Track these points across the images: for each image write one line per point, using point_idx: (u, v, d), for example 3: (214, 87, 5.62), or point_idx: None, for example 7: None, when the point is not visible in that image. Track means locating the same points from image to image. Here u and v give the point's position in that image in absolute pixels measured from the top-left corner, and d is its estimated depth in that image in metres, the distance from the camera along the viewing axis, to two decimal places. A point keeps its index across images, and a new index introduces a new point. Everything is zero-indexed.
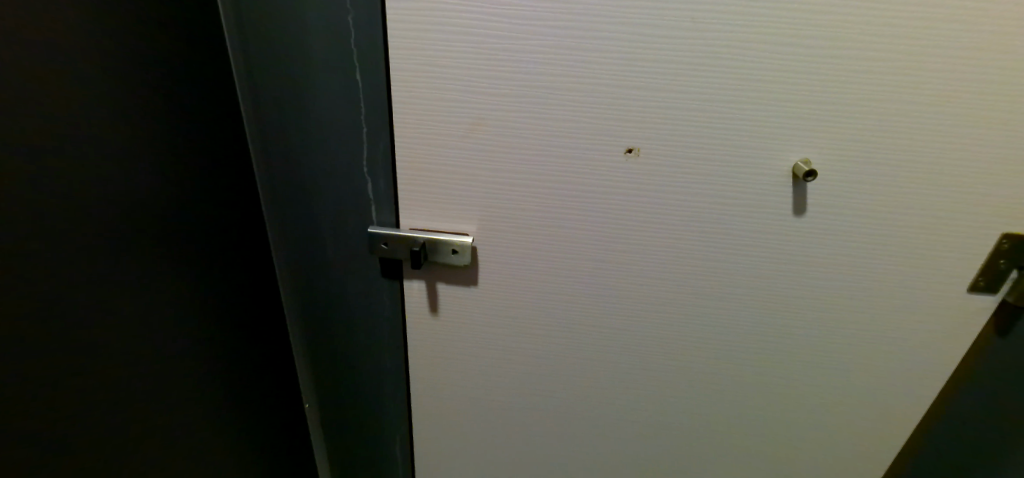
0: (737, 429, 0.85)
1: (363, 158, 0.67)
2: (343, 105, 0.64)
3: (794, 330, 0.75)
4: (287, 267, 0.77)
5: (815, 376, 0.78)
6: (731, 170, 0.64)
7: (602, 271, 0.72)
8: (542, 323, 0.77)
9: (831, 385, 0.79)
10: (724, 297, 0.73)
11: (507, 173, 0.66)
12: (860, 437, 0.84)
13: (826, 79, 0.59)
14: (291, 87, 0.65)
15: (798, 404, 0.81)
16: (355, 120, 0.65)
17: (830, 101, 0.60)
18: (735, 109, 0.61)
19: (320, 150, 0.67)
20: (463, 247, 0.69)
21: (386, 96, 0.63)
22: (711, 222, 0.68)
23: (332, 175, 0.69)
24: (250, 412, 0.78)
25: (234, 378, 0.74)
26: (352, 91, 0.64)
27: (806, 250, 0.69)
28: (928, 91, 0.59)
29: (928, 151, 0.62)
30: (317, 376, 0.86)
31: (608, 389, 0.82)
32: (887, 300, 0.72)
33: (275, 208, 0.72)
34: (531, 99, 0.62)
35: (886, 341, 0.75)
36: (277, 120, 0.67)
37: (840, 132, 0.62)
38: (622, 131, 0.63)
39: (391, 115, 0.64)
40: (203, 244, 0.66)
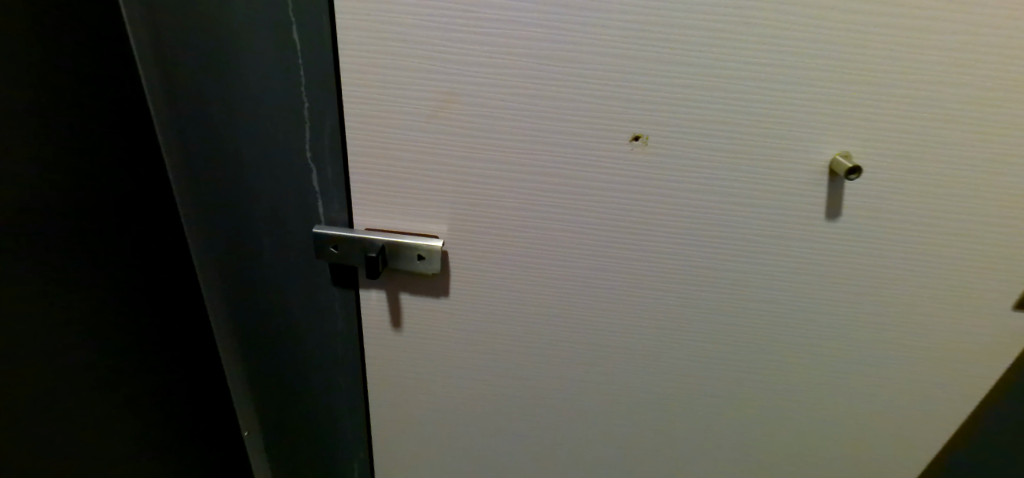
0: (739, 456, 0.75)
1: (307, 144, 0.54)
2: (279, 77, 0.51)
3: (812, 349, 0.65)
4: (212, 272, 0.64)
5: (830, 396, 0.69)
6: (756, 164, 0.54)
7: (596, 281, 0.61)
8: (523, 338, 0.66)
9: (847, 406, 0.70)
10: (734, 312, 0.63)
11: (486, 163, 0.54)
12: (873, 461, 0.75)
13: (882, 56, 0.48)
14: (210, 51, 0.51)
15: (807, 427, 0.72)
16: (295, 96, 0.52)
17: (883, 85, 0.49)
18: (767, 88, 0.50)
19: (251, 132, 0.54)
20: (431, 252, 0.57)
21: (333, 67, 0.50)
22: (727, 224, 0.57)
23: (268, 163, 0.55)
24: (173, 425, 0.66)
25: (145, 401, 0.62)
26: (290, 59, 0.50)
27: (834, 260, 0.58)
28: (1004, 76, 0.48)
29: (994, 149, 0.51)
30: (257, 396, 0.74)
31: (597, 409, 0.71)
32: (920, 316, 0.62)
33: (195, 202, 0.59)
34: (516, 70, 0.50)
35: (913, 361, 0.66)
36: (195, 92, 0.53)
37: (891, 123, 0.51)
38: (628, 114, 0.51)
39: (340, 90, 0.51)
40: (103, 228, 0.54)
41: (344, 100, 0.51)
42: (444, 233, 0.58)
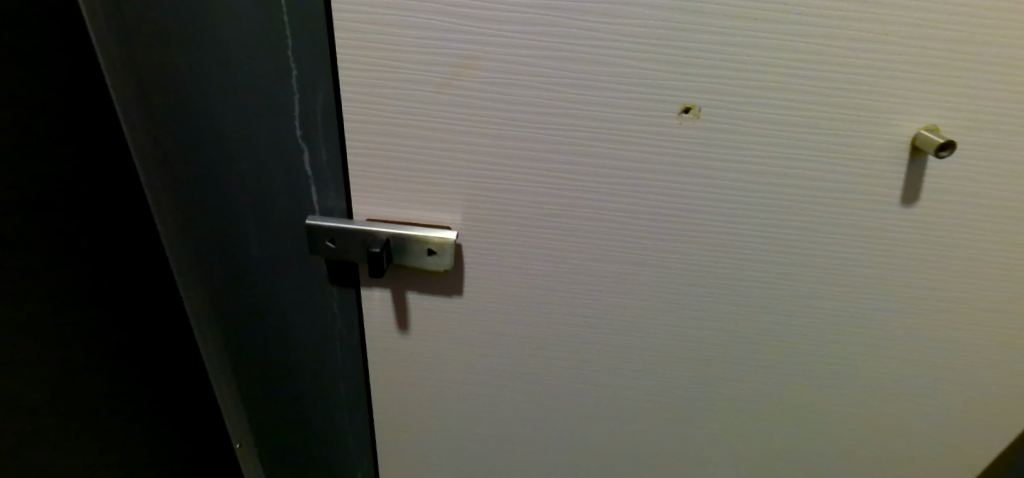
0: (778, 465, 0.68)
1: (297, 121, 0.46)
2: (262, 40, 0.43)
3: (872, 352, 0.58)
4: (193, 269, 0.56)
5: (886, 402, 0.62)
6: (826, 142, 0.45)
7: (630, 279, 0.53)
8: (544, 341, 0.58)
9: (904, 413, 0.63)
10: (787, 313, 0.55)
11: (506, 142, 0.45)
12: (925, 469, 0.69)
13: (997, 8, 0.39)
14: (179, 11, 0.43)
15: (857, 436, 0.65)
16: (281, 64, 0.44)
17: (993, 45, 0.40)
18: (850, 48, 0.41)
19: (231, 106, 0.46)
20: (443, 246, 0.50)
21: (326, 29, 0.42)
22: (787, 215, 0.49)
23: (252, 143, 0.47)
24: (141, 428, 0.59)
25: (116, 403, 0.56)
26: (275, 20, 0.42)
27: (908, 253, 0.50)
28: None
29: None
30: (247, 402, 0.67)
31: (625, 417, 0.64)
32: (999, 315, 0.55)
33: (170, 191, 0.51)
34: (544, 30, 0.41)
35: (983, 363, 0.59)
36: (164, 58, 0.45)
37: (996, 93, 0.42)
38: (678, 85, 0.42)
39: (334, 58, 0.43)
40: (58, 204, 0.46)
41: (339, 69, 0.43)
42: (457, 224, 0.50)
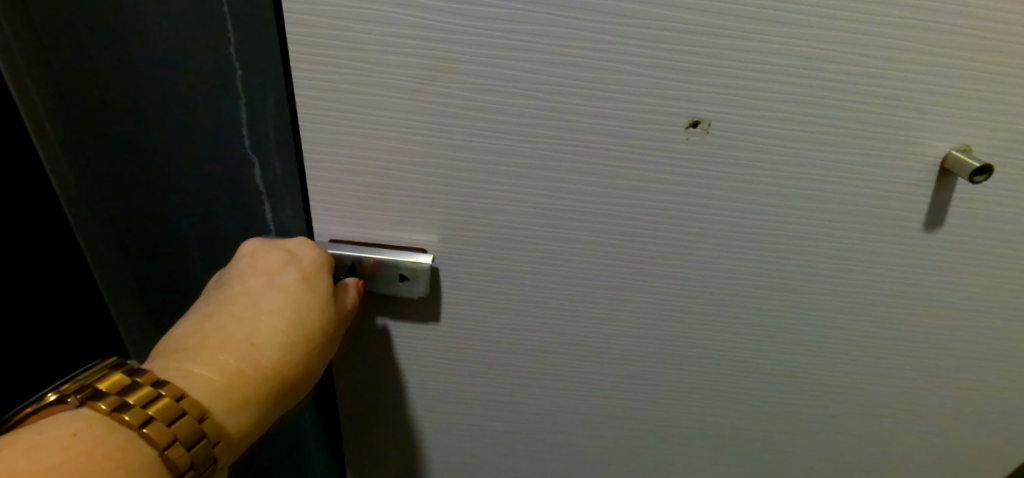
0: None
1: (246, 140, 0.40)
2: (200, 53, 0.37)
3: (880, 376, 0.54)
4: (126, 282, 0.51)
5: (891, 424, 0.59)
6: (845, 162, 0.40)
7: (625, 304, 0.48)
8: (528, 369, 0.53)
9: (909, 433, 0.60)
10: (793, 340, 0.51)
11: (488, 156, 0.40)
12: None
13: None
14: (100, 18, 0.37)
15: (861, 456, 0.62)
16: (224, 79, 0.38)
17: None
18: (881, 56, 0.36)
19: (169, 123, 0.41)
20: (416, 270, 0.44)
21: (276, 34, 0.36)
22: (799, 239, 0.44)
23: (196, 161, 0.42)
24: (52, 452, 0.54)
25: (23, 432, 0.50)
26: (216, 26, 0.36)
27: (925, 278, 0.47)
28: None
29: None
30: None
31: (617, 441, 0.60)
32: (1013, 338, 0.52)
33: (100, 200, 0.46)
34: (532, 35, 0.35)
35: (987, 387, 0.56)
36: (88, 69, 0.39)
37: None
38: (685, 97, 0.37)
39: (289, 76, 0.37)
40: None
41: (295, 88, 0.37)
42: (433, 244, 0.44)
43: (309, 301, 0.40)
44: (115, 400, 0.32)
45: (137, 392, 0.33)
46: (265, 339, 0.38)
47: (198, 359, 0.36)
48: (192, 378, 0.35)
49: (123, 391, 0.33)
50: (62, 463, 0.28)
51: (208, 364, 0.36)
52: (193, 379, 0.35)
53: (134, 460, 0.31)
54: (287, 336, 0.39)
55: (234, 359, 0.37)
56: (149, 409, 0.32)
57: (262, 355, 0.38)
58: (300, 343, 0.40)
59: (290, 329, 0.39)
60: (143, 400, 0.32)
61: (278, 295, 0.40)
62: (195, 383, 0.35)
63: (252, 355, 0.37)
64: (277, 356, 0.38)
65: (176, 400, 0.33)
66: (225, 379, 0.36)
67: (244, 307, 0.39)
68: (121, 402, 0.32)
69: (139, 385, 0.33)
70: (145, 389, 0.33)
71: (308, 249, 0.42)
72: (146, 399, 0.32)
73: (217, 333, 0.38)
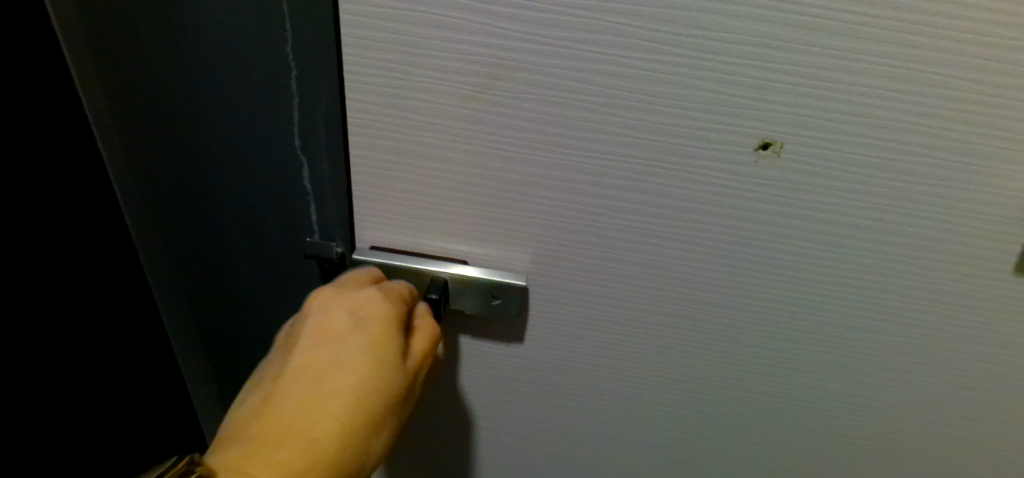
0: None
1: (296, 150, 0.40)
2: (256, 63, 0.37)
3: (946, 423, 0.50)
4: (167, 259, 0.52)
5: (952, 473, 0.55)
6: (928, 194, 0.37)
7: (673, 330, 0.46)
8: (565, 390, 0.51)
9: None
10: (852, 379, 0.47)
11: (538, 169, 0.38)
12: None
13: None
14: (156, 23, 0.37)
15: None
16: (279, 89, 0.38)
17: None
18: (979, 81, 0.32)
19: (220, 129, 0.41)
20: (458, 282, 0.43)
21: (332, 46, 0.35)
22: (870, 273, 0.41)
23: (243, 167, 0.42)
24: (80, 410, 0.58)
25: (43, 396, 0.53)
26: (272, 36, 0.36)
27: (1010, 324, 0.42)
28: None
29: None
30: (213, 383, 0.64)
31: (651, 467, 0.57)
32: None
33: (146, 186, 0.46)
34: (593, 45, 0.33)
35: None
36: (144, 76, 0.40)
37: None
38: (753, 116, 0.34)
39: (341, 87, 0.37)
40: None
41: (345, 95, 0.37)
42: (476, 257, 0.43)
43: (370, 377, 0.38)
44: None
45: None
46: (325, 429, 0.36)
47: (261, 455, 0.35)
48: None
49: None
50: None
51: (269, 461, 0.35)
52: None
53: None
54: (348, 422, 0.37)
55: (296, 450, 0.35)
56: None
57: (323, 448, 0.36)
58: (360, 428, 0.38)
59: (350, 414, 0.37)
60: None
61: (339, 374, 0.38)
62: None
63: (313, 447, 0.36)
64: (337, 442, 0.37)
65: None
66: (284, 477, 0.35)
67: (307, 388, 0.37)
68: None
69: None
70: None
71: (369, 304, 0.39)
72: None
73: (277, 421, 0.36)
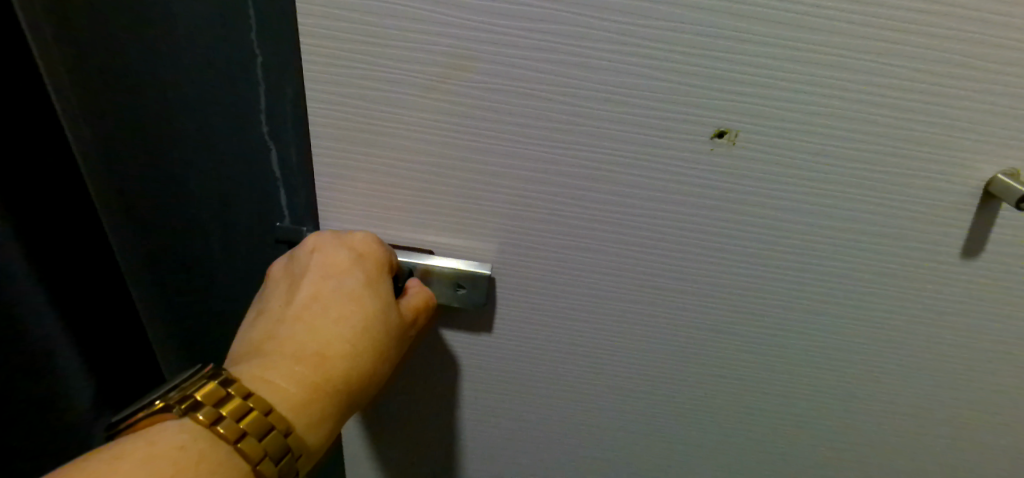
0: None
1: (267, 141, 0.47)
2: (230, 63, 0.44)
3: (902, 402, 0.52)
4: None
5: (911, 450, 0.57)
6: (878, 181, 0.38)
7: (637, 316, 0.46)
8: (534, 377, 0.52)
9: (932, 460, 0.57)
10: (812, 361, 0.49)
11: (500, 160, 0.38)
12: None
13: None
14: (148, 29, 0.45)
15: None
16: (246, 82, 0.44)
17: None
18: (923, 71, 0.33)
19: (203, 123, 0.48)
20: (429, 273, 0.43)
21: None
22: (826, 258, 0.42)
23: (221, 153, 0.49)
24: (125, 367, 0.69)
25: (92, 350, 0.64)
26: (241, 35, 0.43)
27: (959, 306, 0.44)
28: None
29: None
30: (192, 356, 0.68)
31: (623, 452, 0.58)
32: None
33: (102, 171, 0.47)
34: (550, 36, 0.33)
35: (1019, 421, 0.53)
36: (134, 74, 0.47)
37: None
38: (708, 106, 0.35)
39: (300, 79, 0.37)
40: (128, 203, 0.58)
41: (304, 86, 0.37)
42: (442, 246, 0.43)
43: (377, 308, 0.40)
44: (207, 412, 0.34)
45: (228, 404, 0.34)
46: (336, 349, 0.38)
47: (279, 368, 0.37)
48: (274, 388, 0.36)
49: (218, 402, 0.34)
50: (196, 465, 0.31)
51: (285, 376, 0.37)
52: (270, 394, 0.36)
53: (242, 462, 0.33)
54: (355, 348, 0.39)
55: (303, 366, 0.37)
56: (242, 424, 0.34)
57: (336, 366, 0.38)
58: (369, 354, 0.39)
59: (358, 338, 0.39)
60: (237, 414, 0.34)
61: (347, 301, 0.40)
62: (277, 397, 0.36)
63: (326, 365, 0.38)
64: (347, 364, 0.38)
65: (264, 416, 0.34)
66: (300, 390, 0.37)
67: (316, 312, 0.39)
68: (216, 415, 0.34)
69: (231, 397, 0.34)
70: (237, 400, 0.34)
71: (371, 246, 0.41)
72: (234, 410, 0.34)
73: (291, 340, 0.38)
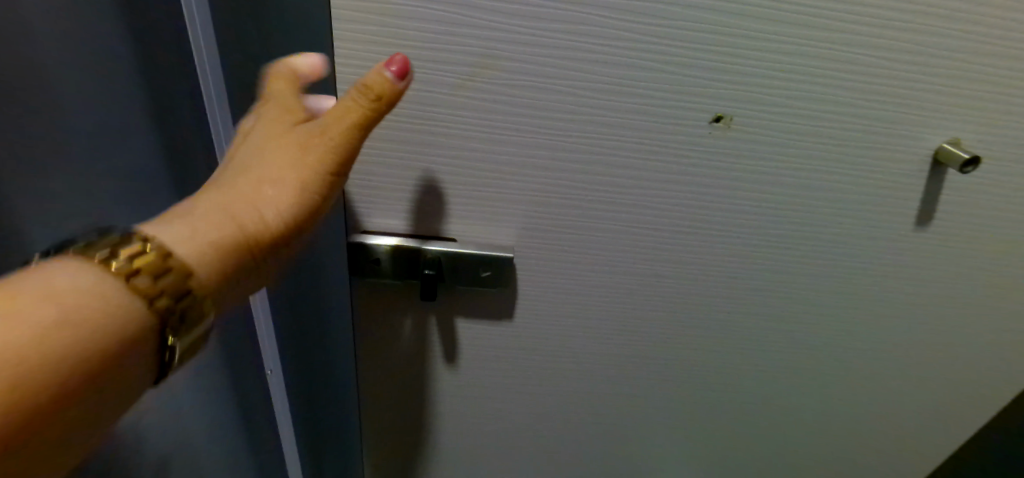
0: (768, 451, 0.70)
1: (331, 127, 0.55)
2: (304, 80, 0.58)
3: (867, 348, 0.59)
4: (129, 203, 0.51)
5: (875, 390, 0.64)
6: (851, 155, 0.43)
7: (642, 290, 0.51)
8: (546, 352, 0.55)
9: (892, 398, 0.65)
10: (790, 317, 0.55)
11: (521, 151, 0.41)
12: (908, 447, 0.72)
13: None
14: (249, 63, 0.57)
15: (846, 420, 0.67)
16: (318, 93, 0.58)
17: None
18: (887, 58, 0.39)
19: None
20: (464, 262, 0.45)
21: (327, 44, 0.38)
22: (806, 225, 0.47)
23: None
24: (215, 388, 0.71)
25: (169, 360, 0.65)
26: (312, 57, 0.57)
27: (913, 260, 0.51)
28: None
29: None
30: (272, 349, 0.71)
31: (625, 415, 0.63)
32: (984, 316, 0.57)
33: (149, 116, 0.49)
34: (570, 36, 0.37)
35: (961, 355, 0.61)
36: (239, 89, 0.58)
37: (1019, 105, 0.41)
38: (709, 93, 0.39)
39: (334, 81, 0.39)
40: None
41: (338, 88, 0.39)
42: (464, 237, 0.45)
43: (309, 176, 0.38)
44: (110, 251, 0.32)
45: (145, 258, 0.32)
46: (263, 212, 0.38)
47: (200, 236, 0.36)
48: (196, 256, 0.35)
49: (134, 256, 0.32)
50: (67, 349, 0.28)
51: (207, 239, 0.36)
52: (198, 219, 0.37)
53: (134, 328, 0.31)
54: (284, 212, 0.38)
55: (225, 228, 0.37)
56: (160, 283, 0.32)
57: (263, 230, 0.38)
58: (296, 222, 0.39)
59: (284, 205, 0.38)
60: (152, 266, 0.32)
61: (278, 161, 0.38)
62: (199, 266, 0.35)
63: (251, 235, 0.37)
64: (272, 232, 0.38)
65: (188, 280, 0.34)
66: (221, 262, 0.36)
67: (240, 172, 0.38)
68: (130, 270, 0.31)
69: (145, 253, 0.32)
70: (153, 258, 0.33)
71: (367, 76, 0.35)
72: (136, 252, 0.32)
73: (219, 206, 0.37)
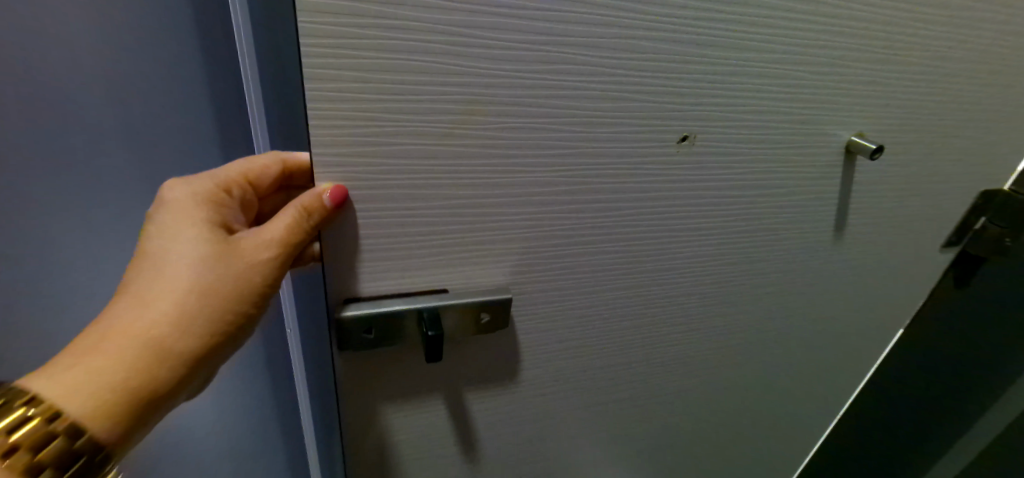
0: (741, 445, 0.73)
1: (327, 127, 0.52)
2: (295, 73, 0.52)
3: (816, 332, 0.64)
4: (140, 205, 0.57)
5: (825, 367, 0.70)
6: (790, 157, 0.48)
7: (625, 312, 0.51)
8: (542, 390, 0.54)
9: (839, 372, 0.71)
10: (752, 315, 0.58)
11: (509, 193, 0.40)
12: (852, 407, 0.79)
13: (918, 34, 0.45)
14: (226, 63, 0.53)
15: (804, 400, 0.72)
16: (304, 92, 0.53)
17: (913, 64, 0.46)
18: (814, 72, 0.44)
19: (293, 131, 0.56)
20: (469, 307, 0.43)
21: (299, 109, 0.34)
22: (760, 226, 0.51)
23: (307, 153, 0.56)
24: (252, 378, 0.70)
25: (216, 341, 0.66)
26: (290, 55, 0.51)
27: (846, 245, 0.57)
28: (1001, 53, 0.48)
29: (977, 122, 0.52)
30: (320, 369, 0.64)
31: (616, 438, 0.62)
32: (901, 285, 0.64)
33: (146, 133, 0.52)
34: (552, 76, 0.37)
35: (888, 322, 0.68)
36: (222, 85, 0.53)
37: (913, 102, 0.48)
38: (677, 117, 0.42)
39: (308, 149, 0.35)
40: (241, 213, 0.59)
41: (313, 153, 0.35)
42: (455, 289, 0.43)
43: (221, 300, 0.41)
44: None
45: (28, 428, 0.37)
46: (170, 344, 0.40)
47: (101, 373, 0.39)
48: (92, 398, 0.38)
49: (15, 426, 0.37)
50: None
51: (104, 380, 0.39)
52: (94, 355, 0.39)
53: None
54: (193, 340, 0.41)
55: (124, 363, 0.39)
56: (41, 454, 0.37)
57: (168, 362, 0.40)
58: (205, 345, 0.42)
59: (193, 331, 0.41)
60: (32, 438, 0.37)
61: (190, 287, 0.41)
62: (94, 409, 0.38)
63: (153, 368, 0.40)
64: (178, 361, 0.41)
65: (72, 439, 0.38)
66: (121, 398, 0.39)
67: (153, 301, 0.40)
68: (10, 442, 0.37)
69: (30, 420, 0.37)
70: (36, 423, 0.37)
71: (306, 196, 0.37)
72: (19, 421, 0.37)
73: (123, 340, 0.40)
